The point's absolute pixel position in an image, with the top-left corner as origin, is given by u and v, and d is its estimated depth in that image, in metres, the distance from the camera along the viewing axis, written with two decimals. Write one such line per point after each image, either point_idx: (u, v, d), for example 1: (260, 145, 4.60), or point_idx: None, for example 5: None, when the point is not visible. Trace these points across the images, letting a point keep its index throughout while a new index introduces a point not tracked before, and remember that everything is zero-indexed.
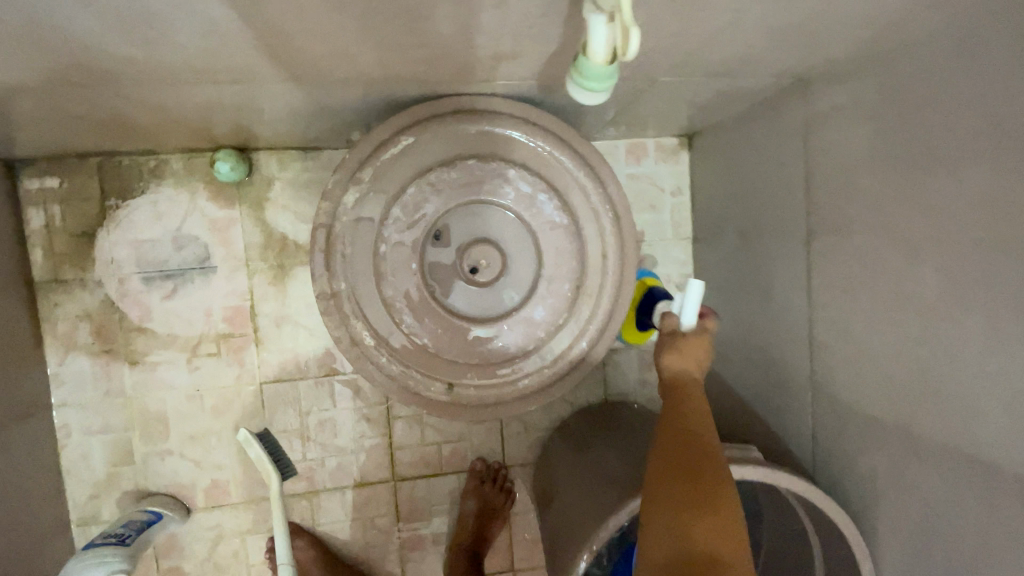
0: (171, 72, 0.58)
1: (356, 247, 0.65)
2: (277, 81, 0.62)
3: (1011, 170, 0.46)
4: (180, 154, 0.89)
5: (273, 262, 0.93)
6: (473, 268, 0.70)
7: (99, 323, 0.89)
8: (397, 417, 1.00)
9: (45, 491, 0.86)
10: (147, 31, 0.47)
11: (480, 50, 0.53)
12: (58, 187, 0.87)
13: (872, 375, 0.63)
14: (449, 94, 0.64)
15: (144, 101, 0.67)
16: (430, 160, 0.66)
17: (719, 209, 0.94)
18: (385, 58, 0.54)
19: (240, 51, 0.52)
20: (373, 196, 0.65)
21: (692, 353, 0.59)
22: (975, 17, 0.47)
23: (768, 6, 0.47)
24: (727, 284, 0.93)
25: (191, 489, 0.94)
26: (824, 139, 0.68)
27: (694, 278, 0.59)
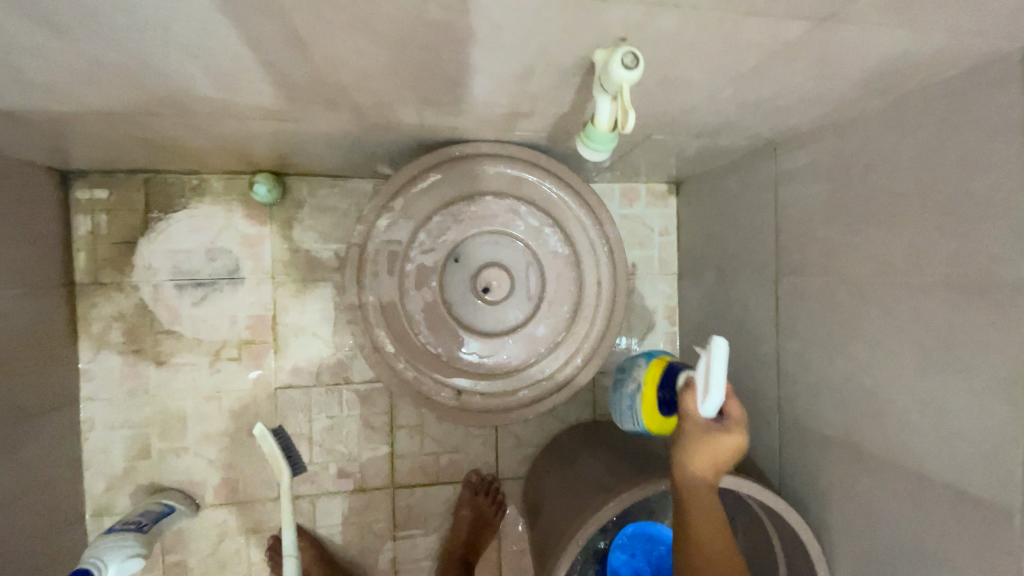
0: (238, 111, 0.68)
1: (384, 266, 0.74)
2: (326, 122, 0.72)
3: (931, 227, 0.57)
4: (220, 175, 0.98)
5: (297, 276, 1.02)
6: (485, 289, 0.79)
7: (132, 324, 0.96)
8: (400, 426, 1.07)
9: (66, 480, 0.92)
10: (232, 81, 0.57)
11: (502, 107, 0.64)
12: (106, 199, 0.96)
13: (828, 398, 0.72)
14: (472, 140, 0.74)
15: (202, 130, 0.77)
16: (453, 194, 0.76)
17: (702, 249, 1.04)
18: (422, 109, 0.65)
19: (303, 98, 0.62)
20: (401, 222, 0.75)
21: (718, 448, 0.61)
22: (904, 105, 0.59)
23: (739, 88, 0.58)
24: (707, 316, 1.03)
25: (201, 486, 1.00)
26: (791, 193, 0.79)
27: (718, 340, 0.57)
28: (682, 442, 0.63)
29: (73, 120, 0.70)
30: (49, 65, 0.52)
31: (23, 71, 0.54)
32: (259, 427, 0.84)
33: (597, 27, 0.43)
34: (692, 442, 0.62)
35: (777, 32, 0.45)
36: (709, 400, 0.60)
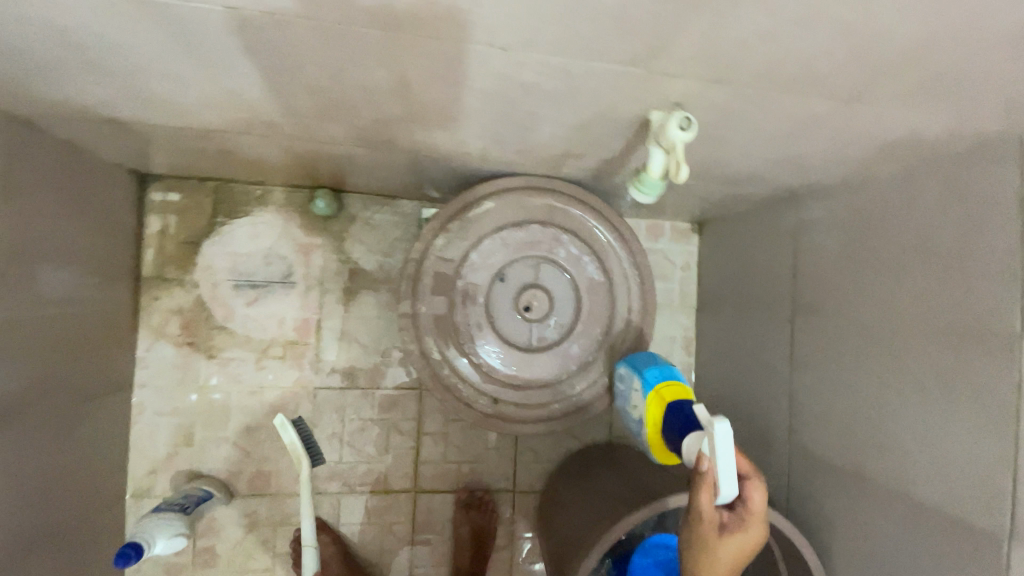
0: (321, 135, 0.76)
1: (437, 280, 0.83)
2: (396, 150, 0.81)
3: (936, 279, 0.64)
4: (282, 188, 1.08)
5: (343, 284, 1.09)
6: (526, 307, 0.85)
7: (188, 319, 1.04)
8: (426, 433, 1.12)
9: (114, 460, 0.98)
10: (328, 112, 0.66)
11: (559, 148, 0.72)
12: (177, 201, 1.04)
13: (836, 431, 0.78)
14: (522, 174, 0.83)
15: (282, 148, 0.85)
16: (503, 220, 0.84)
17: (721, 285, 1.12)
18: (487, 145, 0.73)
19: (385, 130, 0.71)
20: (455, 243, 0.83)
21: (737, 547, 0.56)
22: (914, 172, 0.67)
23: (770, 147, 0.66)
24: (723, 349, 1.10)
25: (236, 476, 1.05)
26: (808, 241, 0.86)
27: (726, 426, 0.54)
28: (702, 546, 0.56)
29: (172, 131, 0.79)
30: (180, 88, 0.61)
31: (154, 90, 0.63)
32: (279, 416, 0.89)
33: (659, 94, 0.52)
34: (706, 537, 0.55)
35: (809, 107, 0.53)
36: (722, 490, 0.54)
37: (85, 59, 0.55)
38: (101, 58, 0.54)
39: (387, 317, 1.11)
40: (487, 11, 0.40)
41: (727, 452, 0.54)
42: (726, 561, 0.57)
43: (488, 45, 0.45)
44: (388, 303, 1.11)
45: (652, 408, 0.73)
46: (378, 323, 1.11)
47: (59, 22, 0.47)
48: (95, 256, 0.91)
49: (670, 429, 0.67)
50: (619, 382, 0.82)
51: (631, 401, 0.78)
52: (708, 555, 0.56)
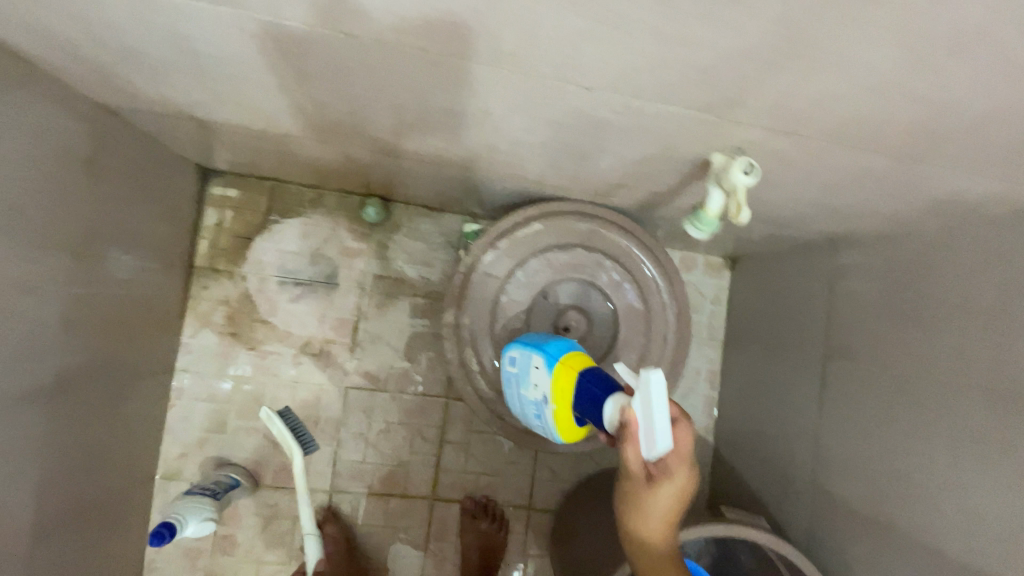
0: (388, 148, 0.81)
1: (481, 295, 0.86)
2: (455, 168, 0.85)
3: (975, 336, 0.65)
4: (335, 193, 1.12)
5: (383, 289, 1.14)
6: (565, 327, 0.88)
7: (234, 310, 1.08)
8: (449, 442, 1.14)
9: (150, 440, 1.01)
10: (401, 130, 0.70)
11: (612, 179, 0.76)
12: (235, 197, 1.09)
13: (863, 476, 0.79)
14: (574, 198, 0.85)
15: (345, 156, 0.90)
16: (550, 242, 0.87)
17: (751, 322, 1.14)
18: (543, 170, 0.77)
19: (449, 149, 0.75)
20: (502, 260, 0.86)
21: (672, 481, 0.60)
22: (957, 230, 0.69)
23: (820, 195, 0.69)
24: (749, 384, 1.11)
25: (263, 467, 1.08)
26: (845, 286, 0.88)
27: (657, 375, 0.51)
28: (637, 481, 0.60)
29: (247, 134, 0.83)
30: (269, 97, 0.65)
31: (245, 97, 0.67)
32: (265, 408, 0.99)
33: (726, 139, 0.55)
34: (637, 481, 0.60)
35: (868, 161, 0.56)
36: (657, 444, 0.54)
37: (192, 66, 0.59)
38: (207, 67, 0.59)
39: (422, 324, 1.14)
40: (581, 54, 0.43)
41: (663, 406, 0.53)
42: (659, 505, 0.61)
43: (574, 84, 0.48)
44: (423, 311, 1.15)
45: (558, 382, 0.71)
46: (412, 329, 1.14)
47: (181, 34, 0.51)
48: (159, 240, 0.95)
49: (583, 405, 0.66)
50: (512, 364, 0.79)
51: (534, 379, 0.75)
52: (639, 499, 0.62)
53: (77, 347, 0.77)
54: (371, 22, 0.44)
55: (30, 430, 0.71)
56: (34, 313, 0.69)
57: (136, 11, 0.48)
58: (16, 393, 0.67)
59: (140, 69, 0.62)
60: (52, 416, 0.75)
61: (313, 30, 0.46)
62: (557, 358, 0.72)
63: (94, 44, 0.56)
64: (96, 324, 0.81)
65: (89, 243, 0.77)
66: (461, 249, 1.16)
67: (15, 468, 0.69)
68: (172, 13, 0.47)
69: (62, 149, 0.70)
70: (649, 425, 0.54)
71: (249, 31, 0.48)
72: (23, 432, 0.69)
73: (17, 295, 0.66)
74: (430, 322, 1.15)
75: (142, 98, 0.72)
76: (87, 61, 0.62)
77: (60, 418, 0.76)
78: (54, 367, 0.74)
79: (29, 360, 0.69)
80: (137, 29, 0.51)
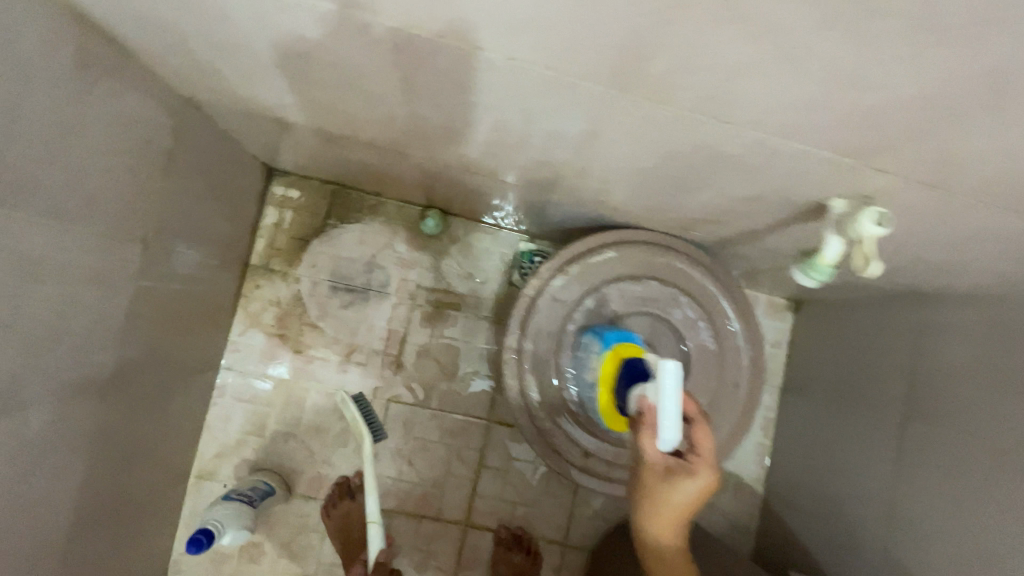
0: (468, 165, 0.78)
1: (548, 321, 0.82)
2: (533, 190, 0.82)
3: None
4: (395, 202, 1.11)
5: (435, 303, 1.11)
6: None
7: (284, 311, 1.06)
8: (487, 467, 1.10)
9: (189, 437, 0.99)
10: (492, 149, 0.68)
11: (702, 213, 0.72)
12: (296, 198, 1.08)
13: (948, 555, 0.73)
14: (652, 230, 0.82)
15: (418, 169, 0.88)
16: (623, 272, 0.83)
17: (816, 370, 1.08)
18: (628, 199, 0.74)
19: (535, 171, 0.73)
20: (572, 286, 0.82)
21: (693, 481, 0.59)
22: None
23: (931, 249, 0.65)
24: (810, 436, 1.06)
25: (298, 475, 1.05)
26: (932, 346, 0.82)
27: (670, 365, 0.55)
28: (656, 471, 0.60)
29: (324, 138, 0.82)
30: (364, 105, 0.64)
31: (337, 104, 0.65)
32: (342, 392, 0.96)
33: (855, 185, 0.51)
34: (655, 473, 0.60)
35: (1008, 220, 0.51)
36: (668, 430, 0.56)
37: (295, 69, 0.57)
38: (310, 71, 0.57)
39: (471, 342, 1.11)
40: (731, 84, 0.40)
41: (674, 396, 0.56)
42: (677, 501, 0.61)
43: (709, 115, 0.45)
44: (473, 329, 1.11)
45: (608, 368, 0.71)
46: (460, 346, 1.11)
47: (297, 35, 0.49)
48: (222, 237, 0.94)
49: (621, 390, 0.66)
50: (581, 350, 0.79)
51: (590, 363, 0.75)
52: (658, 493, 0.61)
53: (135, 341, 0.76)
54: (509, 37, 0.41)
55: (82, 422, 0.69)
56: (100, 304, 0.67)
57: (257, 10, 0.46)
58: (73, 384, 0.65)
59: (238, 67, 0.61)
60: (103, 410, 0.72)
61: (441, 41, 0.44)
62: (610, 345, 0.72)
63: (200, 38, 0.55)
64: (155, 318, 0.79)
65: (158, 237, 0.76)
66: (517, 268, 1.13)
67: (63, 462, 0.67)
68: (294, 14, 0.45)
69: (147, 141, 0.69)
70: (661, 414, 0.56)
71: (371, 38, 0.46)
72: (75, 425, 0.67)
73: (87, 285, 0.64)
74: (479, 340, 1.11)
75: (231, 95, 0.71)
76: (187, 55, 0.61)
77: (110, 412, 0.74)
78: (114, 359, 0.72)
79: (90, 352, 0.67)
80: (252, 26, 0.50)
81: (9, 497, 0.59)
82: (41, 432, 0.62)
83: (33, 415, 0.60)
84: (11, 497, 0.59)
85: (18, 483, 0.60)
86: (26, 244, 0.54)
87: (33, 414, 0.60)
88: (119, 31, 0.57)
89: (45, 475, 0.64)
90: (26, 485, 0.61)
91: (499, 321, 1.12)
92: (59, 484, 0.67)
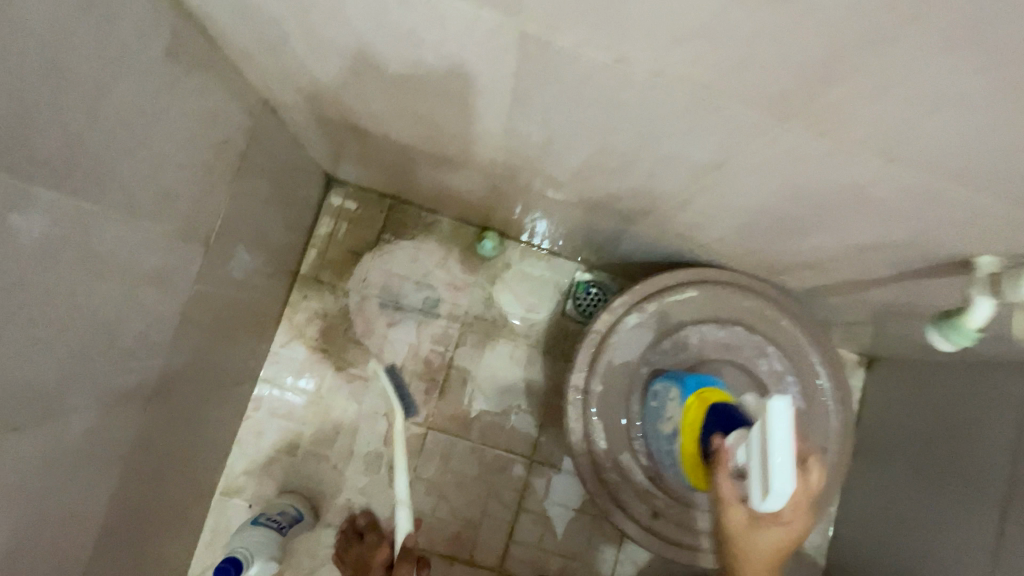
0: (549, 192, 0.74)
1: (622, 361, 0.75)
2: (614, 221, 0.77)
3: None
4: (452, 220, 1.06)
5: (485, 329, 1.06)
6: None
7: (329, 325, 1.02)
8: (527, 510, 1.02)
9: (219, 451, 0.94)
10: (584, 178, 0.64)
11: (803, 257, 0.67)
12: (352, 210, 1.05)
13: None
14: (739, 271, 0.76)
15: (489, 192, 0.83)
16: (705, 314, 0.76)
17: (893, 436, 1.00)
18: (721, 238, 0.69)
19: (623, 203, 0.68)
20: (649, 326, 0.76)
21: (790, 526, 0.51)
22: None
23: None
24: (885, 509, 0.96)
25: (327, 501, 0.99)
26: None
27: (780, 402, 0.46)
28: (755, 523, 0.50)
29: (397, 153, 0.78)
30: (458, 120, 0.60)
31: (427, 116, 0.61)
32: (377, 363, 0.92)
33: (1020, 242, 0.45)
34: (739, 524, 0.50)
35: None
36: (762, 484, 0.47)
37: (394, 76, 0.54)
38: (411, 78, 0.53)
39: (519, 373, 1.05)
40: (918, 117, 0.35)
41: (785, 442, 0.46)
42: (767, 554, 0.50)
43: (873, 150, 0.40)
44: (522, 359, 1.06)
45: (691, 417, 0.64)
46: (507, 377, 1.05)
47: (411, 38, 0.45)
48: (278, 245, 0.90)
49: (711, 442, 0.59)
50: (650, 398, 0.73)
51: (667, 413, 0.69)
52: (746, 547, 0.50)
53: (184, 348, 0.71)
54: (656, 50, 0.37)
55: (123, 432, 0.64)
56: (157, 308, 0.63)
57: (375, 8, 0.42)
58: (119, 391, 0.61)
59: (330, 71, 0.57)
60: (145, 420, 0.68)
61: (576, 50, 0.40)
62: (691, 390, 0.66)
63: (301, 37, 0.52)
64: (205, 326, 0.75)
65: (220, 241, 0.72)
66: (572, 299, 1.07)
67: (97, 475, 0.62)
68: (415, 14, 0.42)
69: (222, 142, 0.65)
70: (760, 462, 0.47)
71: (495, 44, 0.42)
72: (116, 436, 0.63)
73: (147, 287, 0.60)
74: (528, 372, 1.05)
75: (312, 99, 0.68)
76: (280, 55, 0.58)
77: (151, 423, 0.69)
78: (162, 366, 0.68)
79: (140, 358, 0.63)
80: (362, 26, 0.46)
81: (37, 510, 0.54)
82: (80, 440, 0.57)
83: (74, 421, 0.56)
84: (40, 510, 0.54)
85: (48, 494, 0.55)
86: (93, 239, 0.50)
87: (75, 419, 0.56)
88: (213, 25, 0.55)
89: (78, 488, 0.59)
90: (57, 497, 0.56)
91: (550, 353, 1.06)
92: (91, 498, 0.62)
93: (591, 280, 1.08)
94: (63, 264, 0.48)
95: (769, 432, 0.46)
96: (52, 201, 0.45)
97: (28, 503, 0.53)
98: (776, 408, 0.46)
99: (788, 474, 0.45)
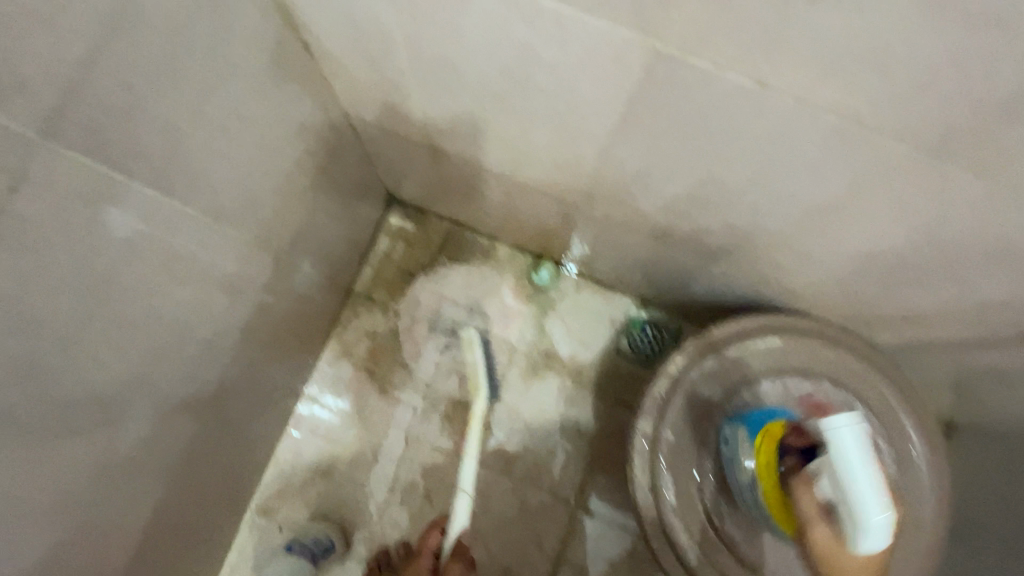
0: (627, 224, 0.71)
1: (694, 407, 0.70)
2: (692, 258, 0.73)
3: None
4: (508, 246, 1.04)
5: (535, 361, 1.02)
6: None
7: (377, 345, 1.00)
8: (568, 561, 0.95)
9: (256, 468, 0.91)
10: (675, 211, 0.61)
11: (905, 308, 0.62)
12: (409, 230, 1.04)
13: None
14: (824, 320, 0.72)
15: (558, 221, 0.81)
16: (786, 364, 0.71)
17: None
18: (813, 282, 0.64)
19: (710, 240, 0.64)
20: (726, 372, 0.71)
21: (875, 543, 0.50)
22: None
23: None
24: None
25: (359, 531, 0.94)
26: None
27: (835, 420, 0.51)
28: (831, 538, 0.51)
29: (469, 175, 0.77)
30: (549, 145, 0.57)
31: (515, 140, 0.60)
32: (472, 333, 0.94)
33: None
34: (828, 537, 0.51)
35: None
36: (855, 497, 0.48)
37: (493, 96, 0.52)
38: (511, 99, 0.51)
39: (567, 411, 1.00)
40: None
41: (859, 458, 0.49)
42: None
43: None
44: (572, 397, 1.01)
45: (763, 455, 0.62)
46: (555, 414, 1.00)
47: (525, 57, 0.44)
48: (337, 260, 0.89)
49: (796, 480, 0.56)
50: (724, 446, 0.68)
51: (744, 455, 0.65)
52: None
53: (241, 359, 0.69)
54: (814, 72, 0.34)
55: (174, 443, 0.61)
56: (223, 316, 0.61)
57: (497, 22, 0.41)
58: (178, 400, 0.59)
59: (425, 88, 0.56)
60: (196, 431, 0.65)
61: (713, 73, 0.37)
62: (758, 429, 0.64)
63: (405, 51, 0.51)
64: (263, 338, 0.73)
65: (288, 252, 0.71)
66: (627, 335, 1.02)
67: (144, 486, 0.59)
68: (538, 30, 0.40)
69: (304, 154, 0.65)
70: (848, 484, 0.49)
71: (622, 66, 0.40)
72: (167, 446, 0.60)
73: (218, 294, 0.58)
74: (577, 410, 1.00)
75: (396, 117, 0.67)
76: (376, 69, 0.57)
77: (200, 435, 0.67)
78: (219, 376, 0.65)
79: (201, 367, 0.61)
80: (475, 42, 0.45)
81: (83, 521, 0.51)
82: (134, 449, 0.55)
83: (130, 429, 0.53)
84: (86, 521, 0.51)
85: (96, 505, 0.52)
86: (178, 241, 0.49)
87: (132, 427, 0.53)
88: (315, 36, 0.54)
89: (124, 499, 0.56)
90: (104, 508, 0.53)
91: (601, 393, 1.01)
92: (135, 510, 0.59)
93: (648, 317, 1.03)
94: (147, 264, 0.47)
95: (840, 455, 0.50)
96: (147, 197, 0.44)
97: (76, 512, 0.50)
98: (838, 427, 0.51)
99: (872, 486, 0.48)
